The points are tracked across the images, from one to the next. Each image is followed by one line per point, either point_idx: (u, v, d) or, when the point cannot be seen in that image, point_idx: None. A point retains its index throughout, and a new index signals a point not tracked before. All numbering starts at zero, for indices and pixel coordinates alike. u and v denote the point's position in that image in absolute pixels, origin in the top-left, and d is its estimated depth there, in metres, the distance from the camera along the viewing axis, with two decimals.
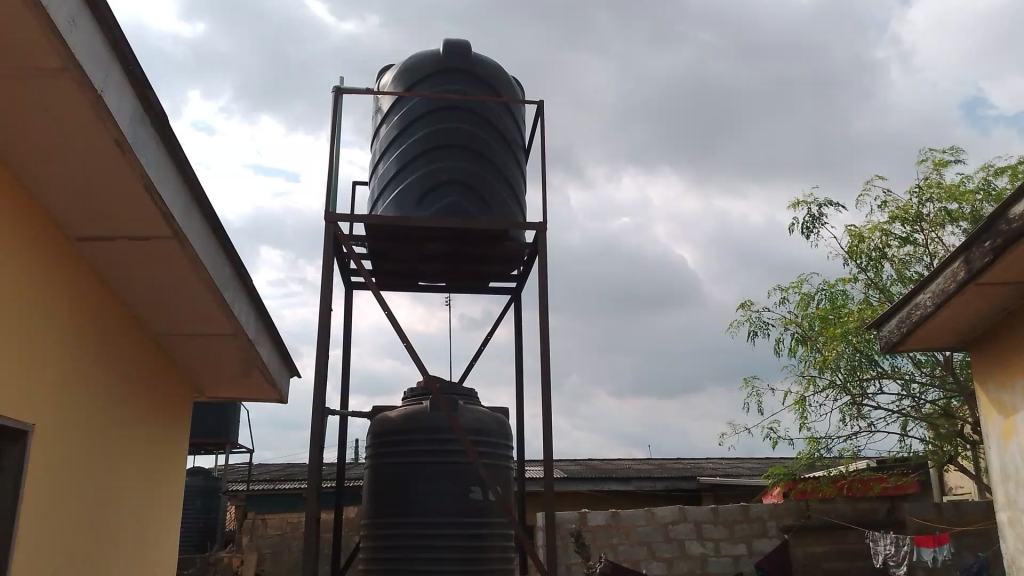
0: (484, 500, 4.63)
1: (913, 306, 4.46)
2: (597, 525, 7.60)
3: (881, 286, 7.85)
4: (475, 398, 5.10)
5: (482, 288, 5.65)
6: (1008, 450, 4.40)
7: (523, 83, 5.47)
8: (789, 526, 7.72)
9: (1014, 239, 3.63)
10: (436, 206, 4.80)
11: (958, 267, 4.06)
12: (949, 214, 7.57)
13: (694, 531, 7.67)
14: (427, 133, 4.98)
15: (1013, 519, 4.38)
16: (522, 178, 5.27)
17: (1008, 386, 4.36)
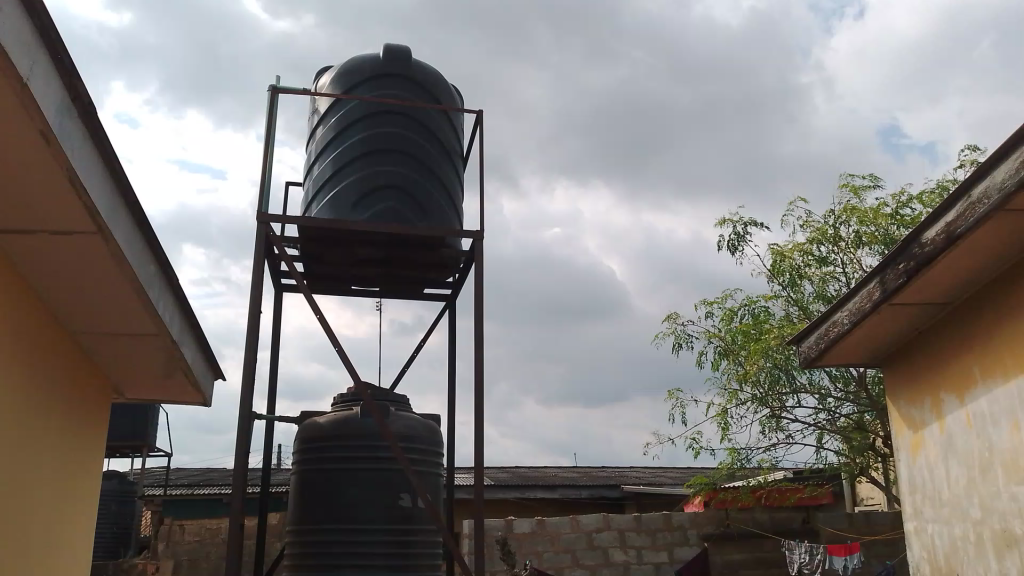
0: (413, 507, 4.61)
1: (831, 324, 4.64)
2: (524, 533, 7.65)
3: (801, 303, 8.14)
4: (406, 404, 5.09)
5: (417, 294, 5.65)
6: (916, 463, 4.63)
7: (462, 92, 5.50)
8: (708, 535, 7.94)
9: (926, 262, 3.82)
10: (373, 210, 4.78)
11: (874, 287, 4.25)
12: (864, 237, 7.92)
13: (618, 539, 7.79)
14: (365, 136, 4.95)
15: (919, 529, 4.60)
16: (459, 186, 5.29)
17: (917, 403, 4.59)
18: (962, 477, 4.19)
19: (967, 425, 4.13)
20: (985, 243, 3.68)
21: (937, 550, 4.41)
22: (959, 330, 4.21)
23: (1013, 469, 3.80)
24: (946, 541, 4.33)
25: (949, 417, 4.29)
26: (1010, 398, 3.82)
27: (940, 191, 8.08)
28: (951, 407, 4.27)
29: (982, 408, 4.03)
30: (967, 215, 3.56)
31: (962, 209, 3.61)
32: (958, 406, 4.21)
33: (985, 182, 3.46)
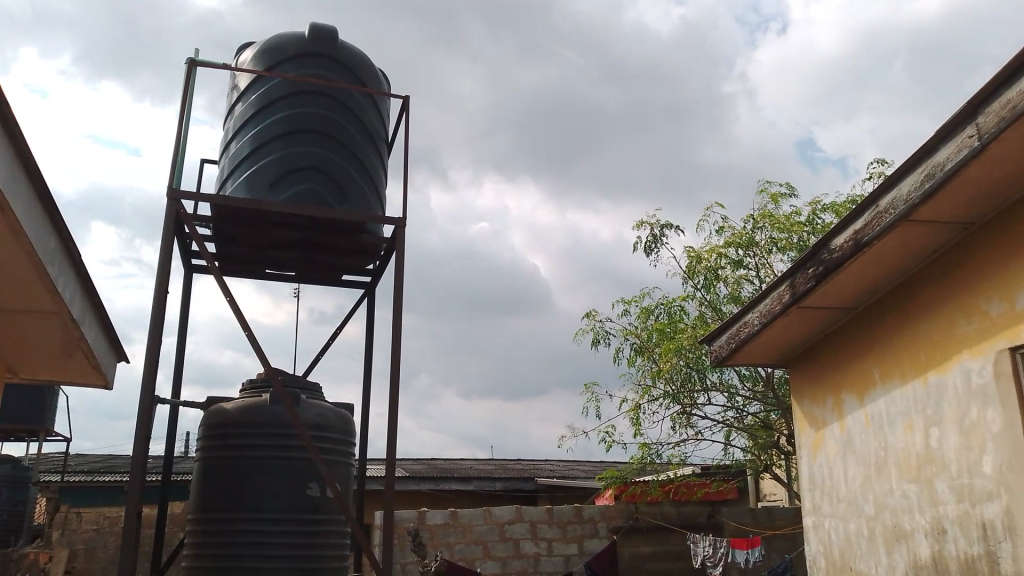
0: (321, 498, 4.52)
1: (742, 324, 4.75)
2: (436, 524, 7.62)
3: (715, 305, 8.35)
4: (318, 392, 4.98)
5: (334, 280, 5.54)
6: (816, 460, 4.79)
7: (389, 76, 5.41)
8: (618, 527, 8.03)
9: (834, 268, 3.95)
10: (290, 191, 4.65)
11: (783, 291, 4.36)
12: (778, 243, 8.18)
13: (529, 531, 7.84)
14: (286, 115, 4.82)
15: (816, 524, 4.76)
16: (382, 172, 5.21)
17: (820, 402, 4.75)
18: (859, 475, 4.36)
19: (866, 425, 4.31)
20: (888, 251, 3.83)
21: (832, 544, 4.58)
22: (861, 334, 4.38)
23: (906, 468, 3.99)
24: (842, 537, 4.50)
25: (849, 417, 4.46)
26: (905, 400, 4.01)
27: (851, 203, 8.42)
28: (850, 408, 4.45)
29: (880, 409, 4.21)
30: (874, 223, 3.70)
31: (870, 218, 3.75)
32: (858, 407, 4.39)
33: (892, 194, 3.60)
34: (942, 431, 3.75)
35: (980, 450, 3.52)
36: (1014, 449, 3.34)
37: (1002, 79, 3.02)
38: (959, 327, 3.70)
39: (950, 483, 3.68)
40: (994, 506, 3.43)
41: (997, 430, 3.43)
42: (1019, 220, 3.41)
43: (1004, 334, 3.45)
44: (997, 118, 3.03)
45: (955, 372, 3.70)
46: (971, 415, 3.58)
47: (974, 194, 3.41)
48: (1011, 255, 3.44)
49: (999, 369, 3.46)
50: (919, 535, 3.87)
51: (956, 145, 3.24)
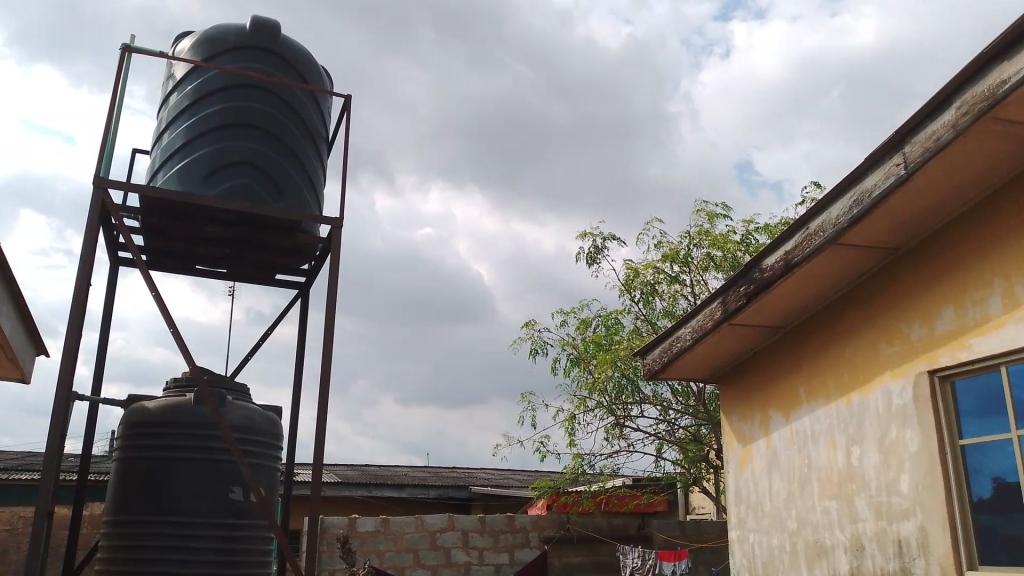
0: (244, 502, 4.40)
1: (674, 339, 4.80)
2: (366, 531, 7.50)
3: (650, 318, 8.45)
4: (246, 393, 4.87)
5: (267, 279, 5.43)
6: (743, 475, 4.86)
7: (331, 74, 5.33)
8: (549, 537, 8.03)
9: (765, 287, 4.02)
10: (224, 186, 4.53)
11: (715, 307, 4.42)
12: (714, 261, 8.33)
13: (461, 540, 7.78)
14: (222, 109, 4.70)
15: (740, 538, 4.81)
16: (320, 171, 5.13)
17: (749, 418, 4.83)
18: (783, 491, 4.44)
19: (790, 442, 4.40)
20: (816, 273, 3.92)
21: (755, 558, 4.64)
22: (789, 352, 4.48)
23: (828, 484, 4.08)
24: (765, 550, 4.56)
25: (775, 433, 4.55)
26: (829, 418, 4.11)
27: (784, 225, 8.65)
28: (777, 424, 4.53)
29: (805, 426, 4.30)
30: (804, 245, 3.78)
31: (800, 240, 3.83)
32: (784, 424, 4.47)
33: (822, 217, 3.69)
34: (863, 450, 3.85)
35: (898, 469, 3.62)
36: (929, 470, 3.45)
37: (927, 111, 3.12)
38: (881, 349, 3.81)
39: (869, 500, 3.77)
40: (909, 524, 3.52)
41: (915, 450, 3.54)
42: (941, 248, 3.53)
43: (924, 357, 3.56)
44: (923, 149, 3.13)
45: (877, 393, 3.80)
46: (890, 435, 3.68)
47: (899, 221, 3.52)
48: (932, 282, 3.56)
49: (918, 392, 3.57)
50: (839, 551, 3.95)
51: (883, 172, 3.34)
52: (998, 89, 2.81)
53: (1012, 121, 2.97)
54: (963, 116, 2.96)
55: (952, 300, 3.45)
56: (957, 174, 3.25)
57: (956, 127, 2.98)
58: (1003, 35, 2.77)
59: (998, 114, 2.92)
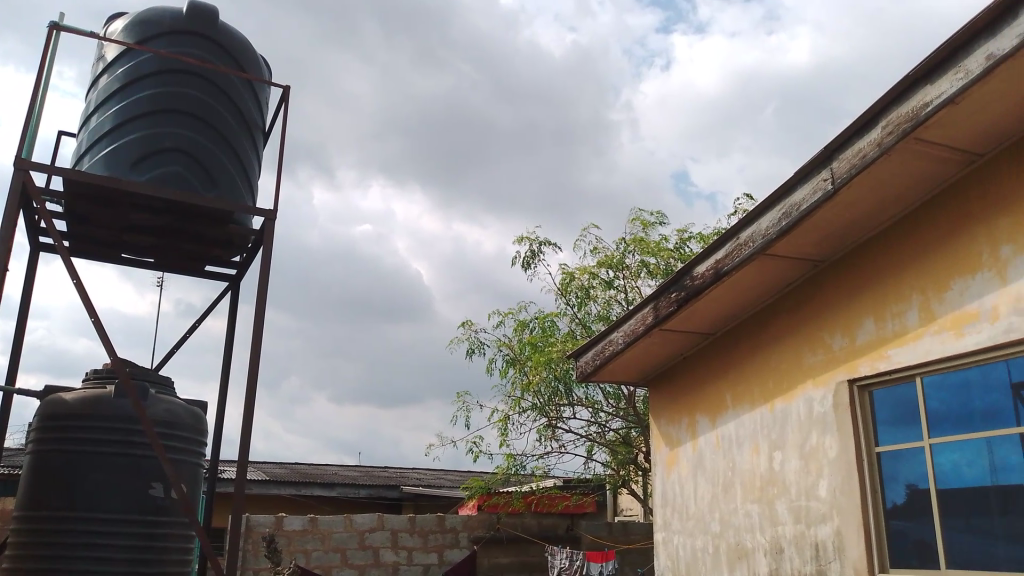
0: (164, 499, 4.28)
1: (607, 342, 4.85)
2: (293, 530, 7.37)
3: (585, 322, 8.54)
4: (170, 387, 4.73)
5: (196, 271, 5.29)
6: (669, 478, 4.94)
7: (269, 64, 5.23)
8: (478, 537, 8.03)
9: (695, 294, 4.10)
10: (154, 172, 4.40)
11: (647, 313, 4.49)
12: (647, 267, 8.47)
13: (390, 540, 7.71)
14: (155, 93, 4.57)
15: (665, 540, 4.88)
16: (255, 162, 5.04)
17: (676, 422, 4.91)
18: (707, 494, 4.54)
19: (716, 446, 4.50)
20: (744, 282, 4.02)
21: (679, 560, 4.72)
22: (717, 358, 4.58)
23: (751, 488, 4.18)
24: (689, 552, 4.64)
25: (702, 437, 4.64)
26: (754, 424, 4.22)
27: (715, 234, 8.85)
28: (703, 429, 4.63)
29: (730, 431, 4.40)
30: (734, 254, 3.87)
31: (730, 249, 3.92)
32: (710, 428, 4.57)
33: (752, 228, 3.78)
34: (785, 456, 3.96)
35: (817, 475, 3.74)
36: (847, 475, 3.58)
37: (855, 129, 3.23)
38: (804, 358, 3.93)
39: (789, 504, 3.89)
40: (826, 528, 3.64)
41: (834, 456, 3.66)
42: (863, 262, 3.67)
43: (844, 367, 3.69)
44: (849, 165, 3.24)
45: (800, 401, 3.91)
46: (811, 441, 3.80)
47: (824, 234, 3.64)
48: (854, 294, 3.69)
49: (838, 400, 3.69)
50: (760, 553, 4.05)
51: (811, 187, 3.44)
52: (922, 110, 2.93)
53: (934, 143, 3.10)
54: (888, 135, 3.07)
55: (872, 312, 3.58)
56: (880, 191, 3.38)
57: (882, 146, 3.10)
58: (927, 60, 2.89)
59: (920, 135, 3.04)
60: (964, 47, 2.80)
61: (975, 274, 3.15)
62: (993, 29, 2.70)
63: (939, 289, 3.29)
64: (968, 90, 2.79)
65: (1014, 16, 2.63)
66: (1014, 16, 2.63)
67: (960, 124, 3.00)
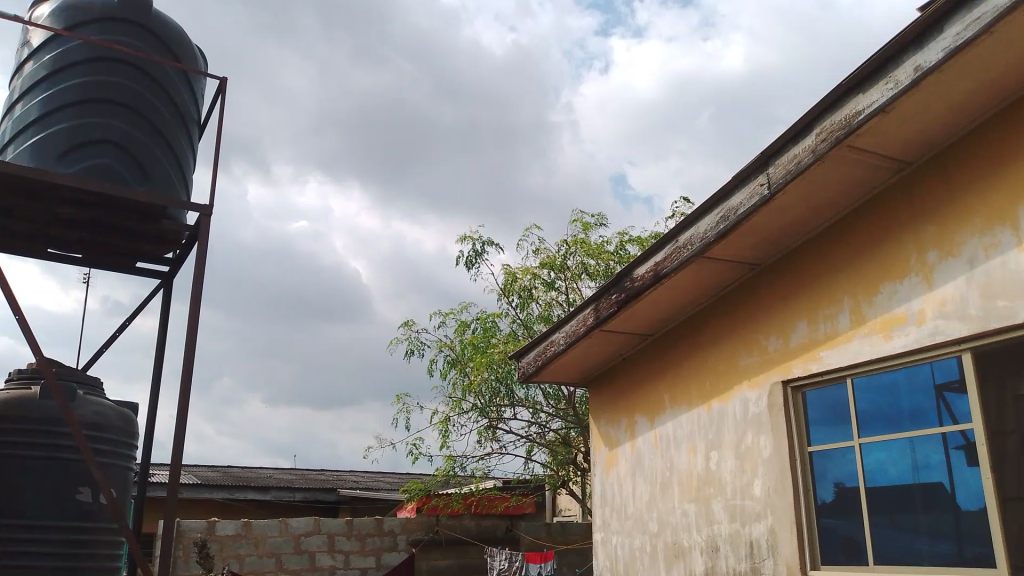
0: (93, 503, 4.13)
1: (548, 343, 4.88)
2: (227, 535, 7.20)
3: (527, 323, 8.57)
4: (99, 388, 4.57)
5: (127, 267, 5.12)
6: (608, 477, 4.99)
7: (206, 56, 5.11)
8: (417, 540, 7.98)
9: (635, 295, 4.15)
10: (83, 164, 4.25)
11: (588, 314, 4.53)
12: (588, 269, 8.54)
13: (326, 544, 7.59)
14: (85, 82, 4.41)
15: (604, 540, 4.92)
16: (190, 156, 4.91)
17: (616, 422, 4.97)
18: (646, 493, 4.60)
19: (654, 446, 4.56)
20: (682, 284, 4.08)
21: (617, 559, 4.76)
22: (656, 359, 4.65)
23: (688, 487, 4.25)
24: (627, 551, 4.69)
25: (640, 437, 4.70)
26: (691, 424, 4.29)
27: (654, 238, 8.99)
28: (642, 429, 4.69)
29: (668, 431, 4.47)
30: (673, 257, 3.93)
31: (669, 252, 3.98)
32: (648, 428, 4.64)
33: (690, 231, 3.85)
34: (721, 456, 4.05)
35: (752, 474, 3.82)
36: (780, 474, 3.67)
37: (790, 135, 3.32)
38: (740, 359, 4.02)
39: (725, 503, 3.97)
40: (761, 526, 3.72)
41: (768, 455, 3.75)
42: (797, 265, 3.77)
43: (778, 368, 3.78)
44: (785, 171, 3.33)
45: (736, 401, 4.00)
46: (746, 440, 3.89)
47: (760, 238, 3.73)
48: (788, 297, 3.79)
49: (773, 401, 3.78)
50: (696, 551, 4.13)
51: (748, 192, 3.52)
52: (854, 118, 3.03)
53: (865, 151, 3.21)
54: (822, 142, 3.17)
55: (805, 315, 3.69)
56: (815, 197, 3.47)
57: (816, 152, 3.19)
58: (858, 71, 2.99)
59: (853, 143, 3.14)
60: (893, 59, 2.90)
61: (903, 279, 3.26)
62: (921, 42, 2.80)
63: (869, 292, 3.40)
64: (898, 100, 2.90)
65: (941, 30, 2.74)
66: (941, 30, 2.74)
67: (889, 133, 3.11)
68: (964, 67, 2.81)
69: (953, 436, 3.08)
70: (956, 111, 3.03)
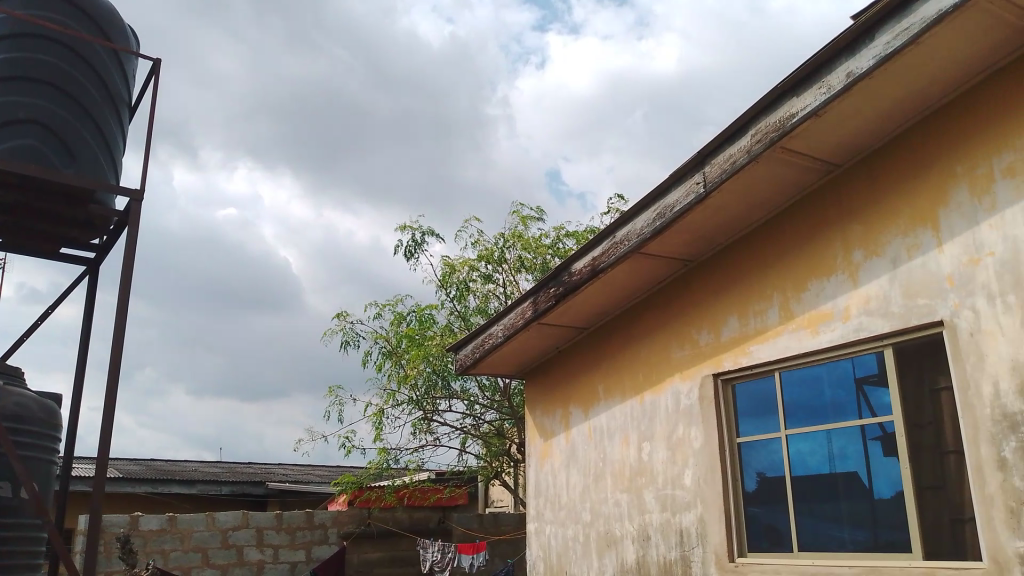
0: (12, 498, 3.97)
1: (486, 335, 4.90)
2: (150, 530, 6.99)
3: (463, 315, 8.57)
4: (19, 378, 4.38)
5: (49, 253, 4.93)
6: (543, 468, 5.04)
7: (138, 35, 4.95)
8: (347, 533, 7.94)
9: (572, 289, 4.21)
10: (5, 145, 4.07)
11: (526, 307, 4.57)
12: (525, 263, 8.59)
13: (255, 538, 7.46)
14: (8, 58, 4.23)
15: (538, 530, 4.97)
16: (120, 139, 4.75)
17: (551, 414, 5.02)
18: (579, 484, 4.67)
19: (588, 437, 4.64)
20: (619, 279, 4.16)
21: (550, 549, 4.82)
22: (591, 352, 4.72)
23: (621, 478, 4.34)
24: (560, 541, 4.75)
25: (574, 429, 4.77)
26: (624, 416, 4.37)
27: (590, 233, 9.10)
28: (577, 420, 4.76)
29: (602, 422, 4.55)
30: (610, 252, 4.00)
31: (606, 248, 4.04)
32: (583, 419, 4.71)
33: (628, 227, 3.92)
34: (653, 446, 4.14)
35: (682, 464, 3.93)
36: (710, 464, 3.78)
37: (727, 136, 3.41)
38: (673, 353, 4.12)
39: (657, 493, 4.06)
40: (690, 515, 3.83)
41: (698, 446, 3.86)
42: (730, 262, 3.88)
43: (709, 361, 3.89)
44: (720, 170, 3.42)
45: (668, 393, 4.10)
46: (678, 432, 3.99)
47: (694, 235, 3.82)
48: (720, 293, 3.90)
49: (704, 393, 3.89)
50: (628, 540, 4.22)
51: (684, 190, 3.61)
52: (788, 121, 3.13)
53: (797, 153, 3.32)
54: (757, 143, 3.27)
55: (736, 310, 3.80)
56: (749, 196, 3.58)
57: (750, 153, 3.29)
58: (793, 75, 3.10)
59: (785, 144, 3.25)
60: (826, 65, 3.02)
61: (830, 277, 3.40)
62: (852, 49, 2.92)
63: (798, 289, 3.53)
64: (829, 104, 3.01)
65: (871, 38, 2.86)
66: (871, 39, 2.86)
67: (820, 136, 3.23)
68: (892, 75, 2.94)
69: (871, 429, 3.23)
70: (883, 116, 3.16)
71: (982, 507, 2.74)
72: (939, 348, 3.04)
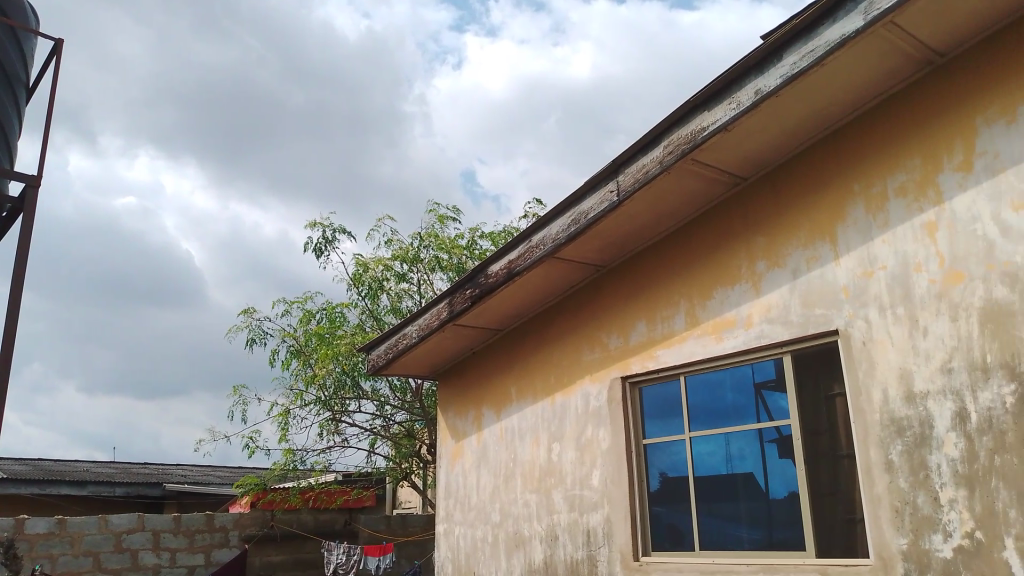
0: None
1: (400, 336, 4.86)
2: (37, 534, 6.60)
3: (376, 314, 8.49)
4: None
5: None
6: (454, 469, 5.05)
7: (37, 13, 4.71)
8: (249, 536, 7.72)
9: (487, 291, 4.23)
10: None
11: (441, 308, 4.57)
12: (440, 263, 8.58)
13: (151, 541, 7.17)
14: None
15: (447, 532, 4.96)
16: (14, 121, 4.52)
17: (463, 415, 5.04)
18: (489, 484, 4.70)
19: (499, 438, 4.68)
20: (533, 282, 4.21)
21: (459, 550, 4.82)
22: (505, 354, 4.76)
23: (530, 478, 4.39)
24: (469, 542, 4.77)
25: (485, 429, 4.81)
26: (535, 417, 4.43)
27: (506, 235, 9.15)
28: (488, 421, 4.79)
29: (513, 423, 4.59)
30: (525, 256, 4.04)
31: (521, 251, 4.08)
32: (494, 420, 4.75)
33: (543, 232, 3.97)
34: (562, 447, 4.21)
35: (591, 465, 4.01)
36: (617, 465, 3.87)
37: (641, 146, 3.50)
38: (584, 355, 4.20)
39: (565, 493, 4.13)
40: (597, 515, 3.91)
41: (606, 447, 3.95)
42: (641, 268, 3.98)
43: (618, 364, 3.99)
44: (633, 179, 3.50)
45: (578, 395, 4.18)
46: (586, 433, 4.07)
47: (607, 241, 3.91)
48: (631, 298, 4.00)
49: (612, 395, 3.98)
50: (535, 540, 4.27)
51: (599, 197, 3.68)
52: (699, 134, 3.24)
53: (707, 165, 3.45)
54: (669, 154, 3.37)
55: (645, 315, 3.91)
56: (661, 204, 3.68)
57: (662, 163, 3.38)
58: (705, 90, 3.21)
59: (696, 156, 3.36)
60: (736, 82, 3.14)
61: (734, 285, 3.54)
62: (761, 68, 3.05)
63: (703, 296, 3.66)
64: (738, 120, 3.14)
65: (778, 58, 3.00)
66: (778, 58, 3.00)
67: (728, 150, 3.36)
68: (797, 94, 3.09)
69: (768, 431, 3.38)
70: (787, 133, 3.32)
71: (870, 507, 2.90)
72: (833, 356, 3.21)
